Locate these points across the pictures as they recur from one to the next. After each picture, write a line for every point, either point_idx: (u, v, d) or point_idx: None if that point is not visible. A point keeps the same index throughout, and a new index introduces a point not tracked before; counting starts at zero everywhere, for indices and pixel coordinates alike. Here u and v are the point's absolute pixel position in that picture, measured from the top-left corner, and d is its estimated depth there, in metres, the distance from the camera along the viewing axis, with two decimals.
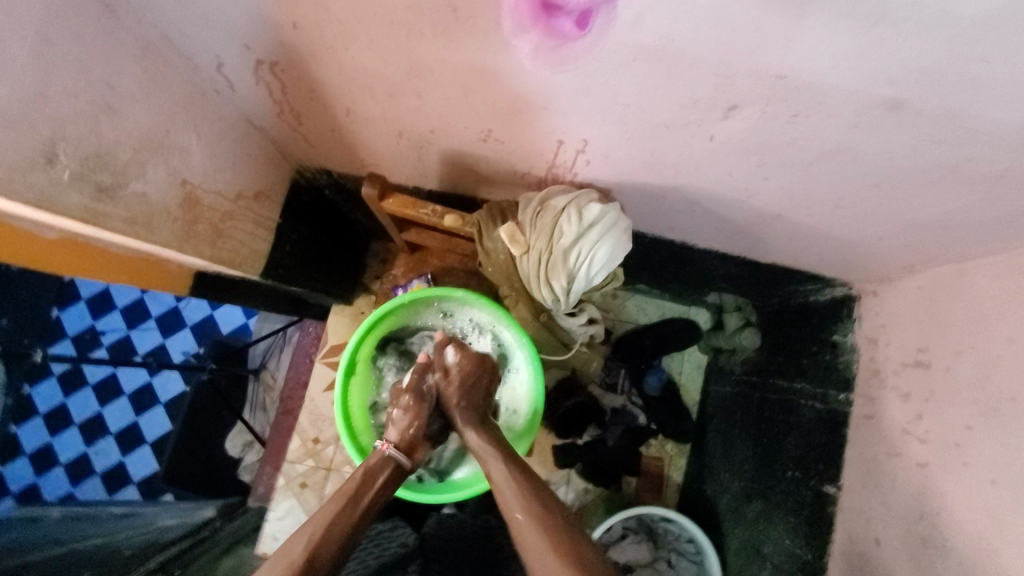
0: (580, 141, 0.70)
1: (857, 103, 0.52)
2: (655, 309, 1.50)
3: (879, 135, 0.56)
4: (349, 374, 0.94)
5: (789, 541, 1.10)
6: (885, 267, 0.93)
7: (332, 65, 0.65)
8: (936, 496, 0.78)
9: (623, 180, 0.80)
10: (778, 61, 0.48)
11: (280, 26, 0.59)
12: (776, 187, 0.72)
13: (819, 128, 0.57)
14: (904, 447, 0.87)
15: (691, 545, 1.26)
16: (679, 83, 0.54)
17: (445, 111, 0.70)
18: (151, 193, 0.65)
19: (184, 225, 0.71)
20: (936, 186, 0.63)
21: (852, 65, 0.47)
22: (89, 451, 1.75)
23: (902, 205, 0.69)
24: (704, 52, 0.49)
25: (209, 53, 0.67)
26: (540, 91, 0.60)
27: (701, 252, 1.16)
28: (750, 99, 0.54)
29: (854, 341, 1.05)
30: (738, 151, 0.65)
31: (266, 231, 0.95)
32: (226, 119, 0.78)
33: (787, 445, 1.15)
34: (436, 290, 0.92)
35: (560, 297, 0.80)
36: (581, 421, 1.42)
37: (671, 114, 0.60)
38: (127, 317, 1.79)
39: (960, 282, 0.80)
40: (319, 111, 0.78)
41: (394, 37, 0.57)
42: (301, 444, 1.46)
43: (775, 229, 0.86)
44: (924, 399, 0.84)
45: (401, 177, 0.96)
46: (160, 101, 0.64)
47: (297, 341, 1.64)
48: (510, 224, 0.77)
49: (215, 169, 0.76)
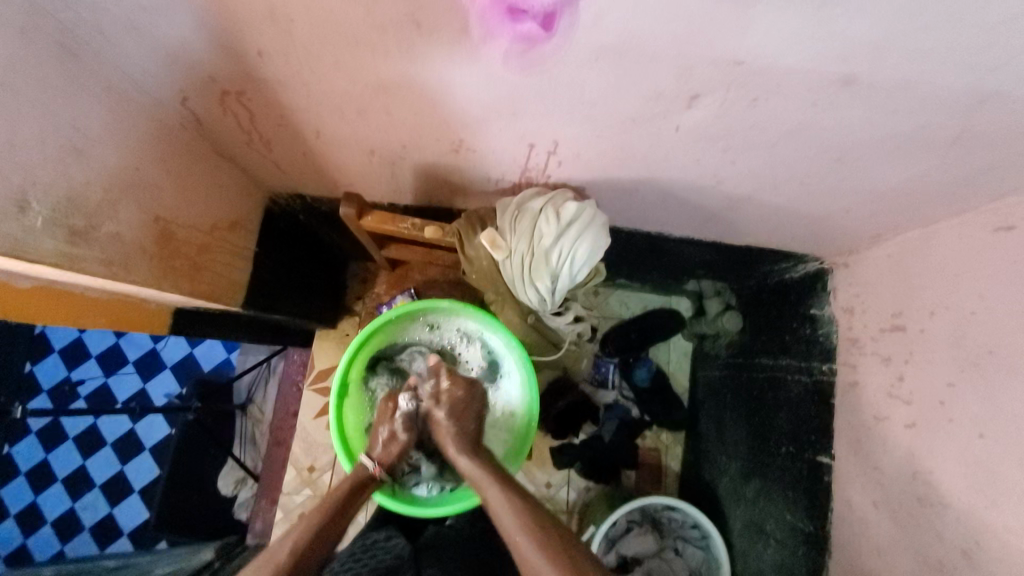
0: (551, 142, 0.72)
1: (812, 83, 0.54)
2: (637, 302, 1.54)
3: (838, 110, 0.58)
4: (343, 395, 0.94)
5: (790, 516, 1.11)
6: (854, 239, 0.97)
7: (301, 89, 0.65)
8: (927, 454, 0.81)
9: (595, 178, 0.81)
10: (735, 49, 0.50)
11: (245, 54, 0.59)
12: (744, 171, 0.75)
13: (779, 111, 0.59)
14: (890, 411, 0.90)
15: (695, 531, 1.27)
16: (642, 77, 0.55)
17: (416, 125, 0.71)
18: (124, 233, 0.64)
19: (160, 262, 0.70)
20: (892, 156, 0.66)
21: (806, 46, 0.49)
22: (75, 506, 1.70)
23: (862, 175, 0.72)
24: (665, 46, 0.50)
25: (173, 88, 0.66)
26: (506, 96, 0.61)
27: (677, 242, 1.19)
28: (711, 87, 0.56)
29: (830, 313, 1.07)
30: (703, 138, 0.67)
31: (245, 261, 0.94)
32: (196, 153, 0.77)
33: (780, 421, 1.16)
34: (422, 302, 0.92)
35: (546, 297, 0.81)
36: (573, 420, 1.45)
37: (637, 109, 0.62)
38: (103, 365, 1.75)
39: (927, 246, 0.84)
40: (288, 137, 0.78)
41: (359, 56, 0.57)
42: (296, 474, 1.48)
43: (745, 212, 0.89)
44: (904, 360, 0.87)
45: (375, 195, 0.96)
46: (130, 140, 0.64)
47: (283, 371, 1.62)
48: (490, 231, 0.77)
49: (188, 203, 0.75)
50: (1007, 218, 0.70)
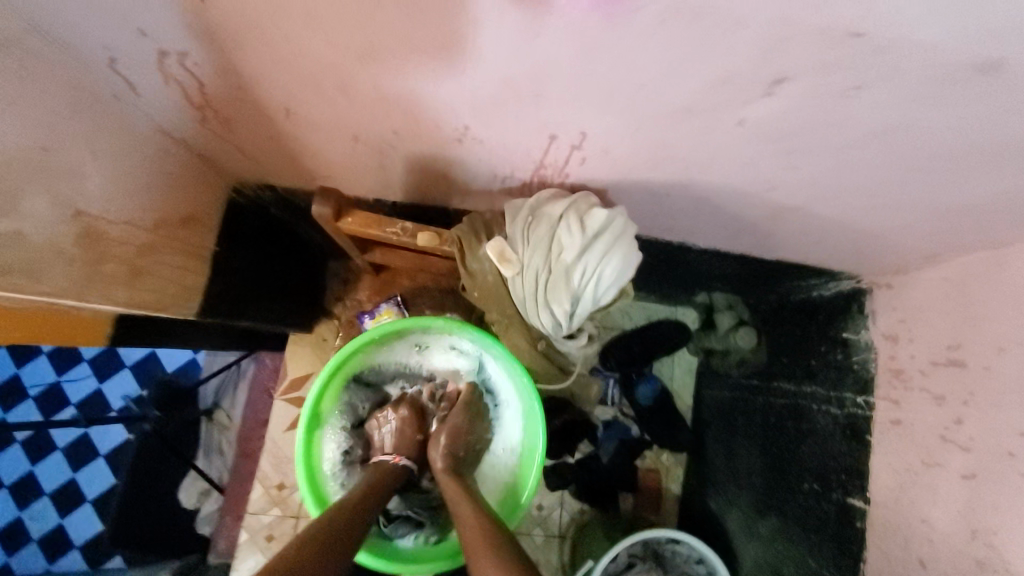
0: (578, 135, 0.58)
1: (931, 70, 0.41)
2: (641, 312, 1.39)
3: (951, 107, 0.46)
4: (313, 426, 0.80)
5: (811, 560, 1.00)
6: (905, 258, 0.85)
7: (266, 56, 0.51)
8: (992, 513, 0.70)
9: (623, 179, 0.68)
10: (848, 17, 0.37)
11: (191, 4, 0.45)
12: (804, 177, 0.62)
13: (874, 103, 0.47)
14: (944, 457, 0.78)
15: (701, 566, 1.18)
16: (714, 55, 0.43)
17: (411, 107, 0.57)
18: (28, 231, 0.49)
19: (85, 267, 0.56)
20: (994, 166, 0.54)
21: (945, 19, 0.36)
22: (22, 516, 1.56)
23: (947, 188, 0.60)
24: (757, 10, 0.37)
25: (101, 46, 0.52)
26: (530, 73, 0.48)
27: (697, 253, 1.06)
28: (800, 70, 0.43)
29: (868, 339, 0.96)
30: (768, 137, 0.54)
31: (203, 262, 0.79)
32: (137, 133, 0.63)
33: (801, 454, 1.05)
34: (409, 321, 0.78)
35: (563, 321, 0.66)
36: (571, 441, 1.34)
37: (695, 97, 0.49)
38: (54, 362, 1.60)
39: (998, 271, 0.73)
40: (253, 116, 0.64)
41: (341, 10, 0.43)
42: (263, 492, 1.34)
43: (789, 224, 0.77)
44: (964, 401, 0.76)
45: (359, 189, 0.82)
46: (39, 111, 0.50)
47: (252, 376, 1.46)
48: (497, 240, 0.64)
49: (127, 193, 0.61)
50: None
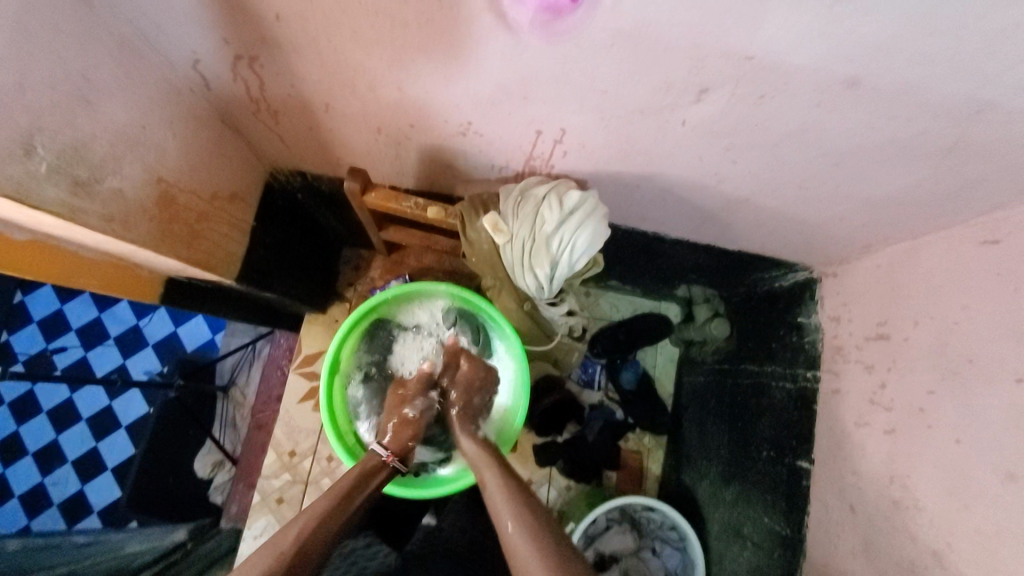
0: (559, 130, 0.73)
1: (818, 83, 0.55)
2: (626, 304, 1.55)
3: (840, 113, 0.59)
4: (333, 376, 0.93)
5: (768, 519, 1.11)
6: (844, 249, 0.99)
7: (313, 60, 0.65)
8: (904, 460, 0.83)
9: (597, 170, 0.82)
10: (746, 42, 0.51)
11: (262, 19, 0.59)
12: (744, 171, 0.76)
13: (785, 109, 0.60)
14: (871, 417, 0.91)
15: (674, 533, 1.27)
16: (655, 67, 0.57)
17: (426, 104, 0.71)
18: (127, 190, 0.63)
19: (159, 224, 0.70)
20: (887, 163, 0.67)
21: (817, 45, 0.50)
22: (45, 481, 1.67)
23: (858, 183, 0.73)
24: (681, 34, 0.51)
25: (185, 49, 0.66)
26: (518, 78, 0.62)
27: (671, 244, 1.20)
28: (719, 82, 0.58)
29: (817, 321, 1.09)
30: (708, 135, 0.68)
31: (242, 233, 0.93)
32: (201, 119, 0.77)
33: (761, 427, 1.17)
34: (417, 286, 0.93)
35: (544, 284, 0.82)
36: (560, 419, 1.46)
37: (646, 100, 0.63)
38: (83, 338, 1.73)
39: (914, 257, 0.86)
40: (295, 108, 0.78)
41: (377, 26, 0.57)
42: (276, 458, 1.45)
43: (742, 215, 0.91)
44: (887, 368, 0.89)
45: (377, 176, 0.96)
46: (137, 98, 0.64)
47: (268, 354, 1.61)
48: (492, 214, 0.78)
49: (191, 168, 0.75)
50: (993, 232, 0.73)
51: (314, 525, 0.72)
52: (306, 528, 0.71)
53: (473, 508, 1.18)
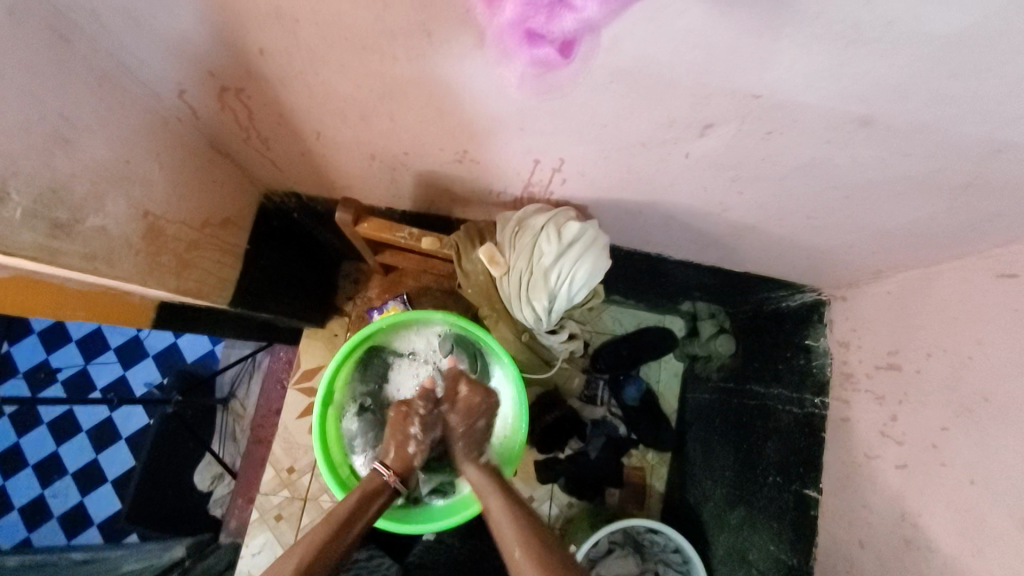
0: (557, 160, 0.70)
1: (829, 122, 0.52)
2: (631, 319, 1.52)
3: (850, 149, 0.57)
4: (327, 405, 0.92)
5: (774, 547, 1.09)
6: (854, 273, 0.96)
7: (302, 91, 0.63)
8: (915, 498, 0.80)
9: (598, 197, 0.80)
10: (752, 81, 0.48)
11: (247, 52, 0.57)
12: (750, 201, 0.73)
13: (792, 144, 0.58)
14: (881, 449, 0.88)
15: (678, 555, 1.25)
16: (656, 104, 0.54)
17: (420, 133, 0.69)
18: (110, 227, 0.61)
19: (147, 258, 0.68)
20: (899, 197, 0.65)
21: (828, 85, 0.47)
22: (45, 494, 1.67)
23: (869, 214, 0.70)
24: (683, 73, 0.49)
25: (170, 80, 0.64)
26: (514, 111, 0.60)
27: (675, 264, 1.17)
28: (725, 118, 0.55)
29: (826, 345, 1.06)
30: (713, 167, 0.65)
31: (235, 258, 0.91)
32: (189, 147, 0.75)
33: (767, 451, 1.14)
34: (412, 313, 0.91)
35: (542, 317, 0.78)
36: (562, 436, 1.42)
37: (648, 134, 0.60)
38: (84, 349, 1.73)
39: (926, 285, 0.83)
40: (287, 136, 0.76)
41: (365, 61, 0.55)
42: (274, 474, 1.43)
43: (748, 241, 0.88)
44: (898, 400, 0.86)
45: (373, 199, 0.94)
46: (119, 131, 0.62)
47: (267, 367, 1.58)
48: (488, 246, 0.77)
49: (179, 197, 0.73)
50: (1011, 265, 0.69)
51: (314, 557, 0.70)
52: (306, 560, 0.69)
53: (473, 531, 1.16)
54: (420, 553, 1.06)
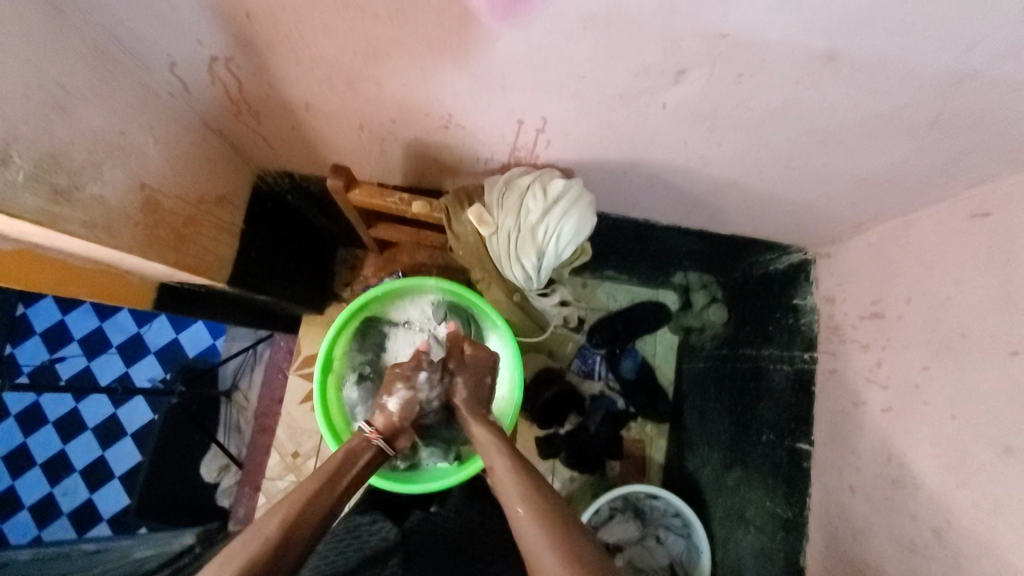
0: (540, 120, 0.72)
1: (794, 59, 0.55)
2: (625, 294, 1.54)
3: (819, 89, 0.59)
4: (327, 371, 0.96)
5: (771, 502, 1.11)
6: (836, 228, 0.98)
7: (289, 58, 0.65)
8: (901, 438, 0.82)
9: (582, 159, 0.82)
10: (716, 21, 0.51)
11: (234, 18, 0.59)
12: (727, 153, 0.76)
13: (762, 87, 0.60)
14: (869, 396, 0.90)
15: (678, 519, 1.28)
16: (629, 50, 0.56)
17: (405, 98, 0.71)
18: (108, 196, 0.63)
19: (145, 229, 0.70)
20: (872, 138, 0.67)
21: (788, 20, 0.50)
22: (54, 492, 1.68)
23: (845, 159, 0.72)
24: (651, 15, 0.51)
25: (162, 53, 0.67)
26: (495, 68, 0.62)
27: (663, 231, 1.20)
28: (696, 62, 0.57)
29: (813, 302, 1.08)
30: (690, 117, 0.67)
31: (231, 237, 0.93)
32: (182, 122, 0.77)
33: (761, 410, 1.17)
34: (407, 281, 0.94)
35: (532, 275, 0.83)
36: (561, 412, 1.45)
37: (624, 83, 0.62)
38: (86, 347, 1.74)
39: (905, 232, 0.85)
40: (279, 108, 0.78)
41: (348, 20, 0.57)
42: (280, 459, 1.44)
43: (730, 197, 0.90)
44: (882, 346, 0.88)
45: (364, 174, 0.96)
46: (113, 103, 0.64)
47: (268, 357, 1.60)
48: (477, 207, 0.79)
49: (173, 171, 0.75)
50: (983, 205, 0.72)
51: (298, 514, 0.68)
52: (290, 516, 0.67)
53: (475, 500, 1.18)
54: (418, 521, 1.07)
